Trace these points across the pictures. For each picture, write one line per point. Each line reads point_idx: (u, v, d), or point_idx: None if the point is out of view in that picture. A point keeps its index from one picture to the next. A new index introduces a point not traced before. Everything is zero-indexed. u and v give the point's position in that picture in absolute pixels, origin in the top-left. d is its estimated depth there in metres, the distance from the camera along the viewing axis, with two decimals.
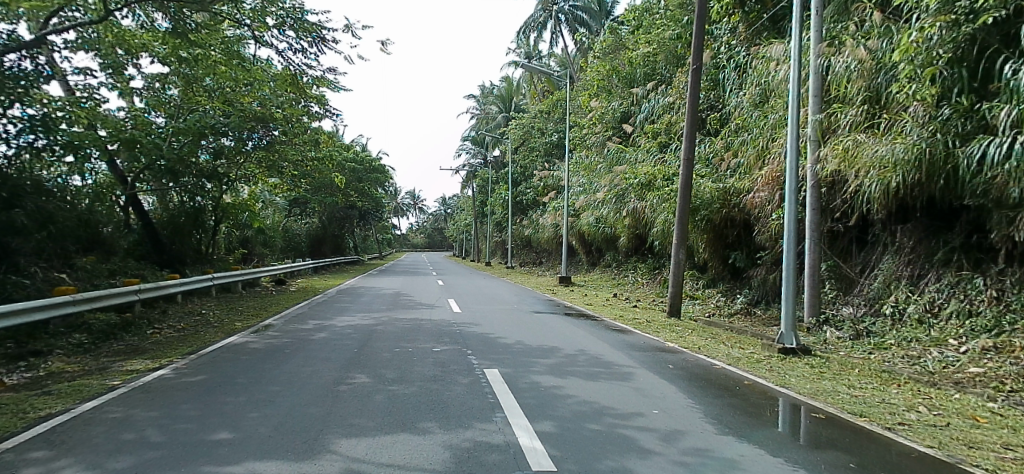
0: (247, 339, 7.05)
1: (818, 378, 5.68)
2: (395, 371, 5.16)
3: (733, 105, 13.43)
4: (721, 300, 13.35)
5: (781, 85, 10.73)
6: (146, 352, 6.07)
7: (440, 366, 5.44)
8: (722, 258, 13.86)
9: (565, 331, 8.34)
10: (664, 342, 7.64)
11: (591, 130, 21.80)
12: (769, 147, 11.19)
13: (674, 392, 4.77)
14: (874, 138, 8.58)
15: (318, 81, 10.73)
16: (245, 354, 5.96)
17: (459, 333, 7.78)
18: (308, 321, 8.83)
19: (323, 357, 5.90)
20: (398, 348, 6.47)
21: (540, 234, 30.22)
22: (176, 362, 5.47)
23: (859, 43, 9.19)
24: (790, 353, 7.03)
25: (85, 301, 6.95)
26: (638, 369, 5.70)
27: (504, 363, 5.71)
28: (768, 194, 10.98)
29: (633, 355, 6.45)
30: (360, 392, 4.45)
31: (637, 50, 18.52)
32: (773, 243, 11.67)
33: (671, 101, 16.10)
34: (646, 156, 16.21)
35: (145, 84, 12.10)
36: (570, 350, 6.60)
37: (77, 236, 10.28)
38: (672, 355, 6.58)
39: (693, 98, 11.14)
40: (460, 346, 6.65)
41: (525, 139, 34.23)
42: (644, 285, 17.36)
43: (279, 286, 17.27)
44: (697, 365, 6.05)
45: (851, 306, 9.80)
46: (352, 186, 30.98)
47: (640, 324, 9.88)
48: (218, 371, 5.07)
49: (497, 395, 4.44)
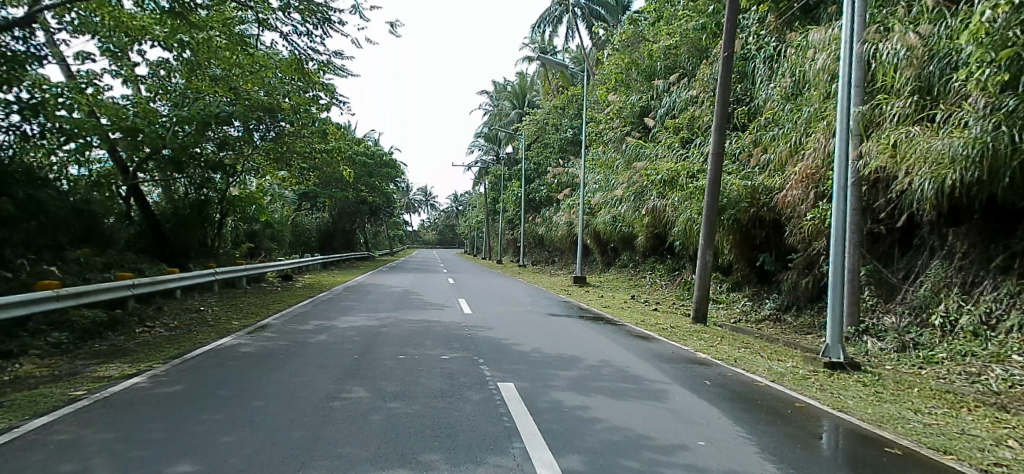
0: (241, 341, 6.49)
1: (878, 401, 4.98)
2: (398, 385, 4.56)
3: (763, 98, 12.64)
4: (748, 305, 12.64)
5: (819, 75, 9.96)
6: (127, 355, 5.53)
7: (448, 378, 4.84)
8: (748, 260, 13.16)
9: (584, 337, 7.69)
10: (694, 352, 6.97)
11: (608, 125, 21.03)
12: (804, 143, 10.44)
13: (718, 417, 4.12)
14: (928, 132, 7.78)
15: (324, 67, 10.17)
16: (233, 360, 5.41)
17: (470, 337, 7.18)
18: (310, 321, 8.29)
19: (319, 364, 5.33)
20: (402, 355, 5.87)
21: (554, 233, 29.55)
22: (157, 367, 4.92)
23: (908, 29, 8.41)
24: (838, 368, 6.34)
25: (69, 297, 6.43)
26: (671, 385, 5.04)
27: (520, 375, 5.09)
28: (801, 192, 10.30)
29: (663, 368, 5.79)
30: (355, 411, 3.86)
31: (658, 43, 17.82)
32: (805, 245, 10.91)
33: (695, 95, 15.31)
34: (667, 151, 15.43)
35: (150, 72, 11.66)
36: (592, 360, 5.95)
37: (69, 227, 9.89)
38: (706, 369, 5.92)
39: (722, 89, 10.38)
40: (470, 353, 6.04)
41: (539, 136, 33.56)
42: (663, 288, 16.61)
43: (286, 283, 16.79)
44: (736, 381, 5.37)
45: (894, 315, 9.03)
46: (363, 181, 30.49)
47: (664, 330, 9.21)
48: (198, 381, 4.50)
49: (515, 418, 3.83)
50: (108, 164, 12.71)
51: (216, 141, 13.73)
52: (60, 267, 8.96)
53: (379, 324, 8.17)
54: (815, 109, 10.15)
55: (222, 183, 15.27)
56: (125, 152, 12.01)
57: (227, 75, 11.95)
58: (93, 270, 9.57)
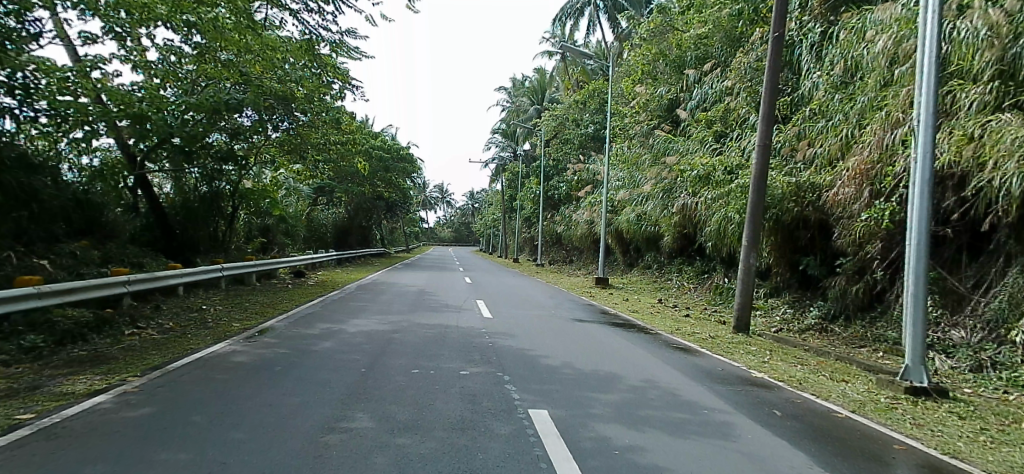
0: (236, 348, 5.79)
1: (993, 442, 4.09)
2: (410, 411, 3.81)
3: (808, 88, 11.71)
4: (788, 313, 11.69)
5: (877, 60, 9.04)
6: (105, 364, 4.86)
7: (470, 402, 4.08)
8: (790, 264, 12.19)
9: (619, 349, 6.88)
10: (747, 370, 6.12)
11: (633, 119, 20.00)
12: (858, 136, 9.52)
13: (808, 467, 3.28)
14: (1017, 121, 6.77)
15: (335, 48, 9.46)
16: (223, 372, 4.72)
17: (492, 347, 6.42)
18: (316, 324, 7.59)
19: (320, 380, 4.60)
20: (416, 369, 5.12)
21: (573, 232, 28.73)
22: (130, 382, 4.23)
23: (989, 5, 7.43)
24: (922, 394, 5.45)
25: (53, 294, 5.80)
26: (735, 417, 4.21)
27: (554, 399, 4.31)
28: (854, 191, 9.36)
29: (718, 392, 4.94)
30: (357, 449, 3.12)
31: (688, 32, 16.94)
32: (856, 248, 9.94)
33: (729, 86, 14.31)
34: (699, 146, 14.49)
35: (161, 56, 11.00)
36: (634, 379, 5.15)
37: (66, 217, 9.44)
38: (770, 394, 5.07)
39: (771, 74, 9.42)
40: (494, 368, 5.27)
41: (558, 132, 32.69)
42: (692, 291, 15.73)
43: (297, 280, 16.21)
44: (811, 414, 4.52)
45: (963, 329, 8.03)
46: (379, 176, 29.90)
47: (704, 341, 8.35)
48: (174, 402, 3.78)
49: (555, 464, 3.03)
50: (116, 152, 12.12)
51: (225, 131, 13.14)
52: (53, 259, 8.38)
53: (392, 329, 7.46)
54: (872, 98, 9.24)
55: (235, 175, 14.74)
56: (132, 141, 11.45)
57: (238, 60, 11.35)
58: (88, 264, 8.98)
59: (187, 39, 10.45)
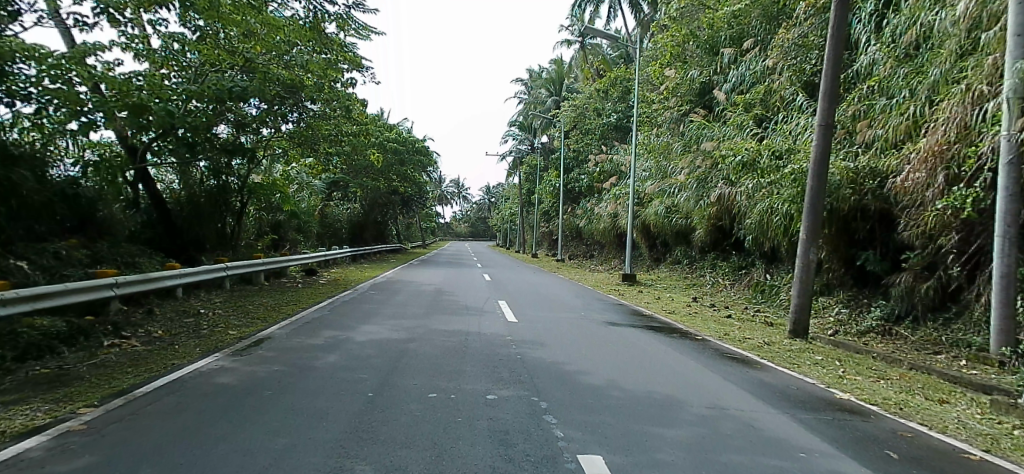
0: (224, 365, 4.95)
1: None
2: (426, 461, 2.91)
3: (864, 63, 10.59)
4: (844, 313, 10.59)
5: (955, 26, 7.90)
6: (61, 387, 4.06)
7: (502, 446, 3.16)
8: (844, 259, 11.11)
9: (669, 360, 5.94)
10: (825, 389, 5.14)
11: (662, 105, 18.93)
12: (929, 114, 8.38)
13: None
14: None
15: (342, 23, 8.52)
16: (197, 400, 3.86)
17: (522, 361, 5.52)
18: (322, 333, 6.76)
19: (314, 411, 3.71)
20: (433, 394, 4.22)
21: (595, 226, 27.65)
22: (80, 416, 3.40)
23: None
24: None
25: (21, 303, 5.04)
26: (842, 462, 3.25)
27: (606, 438, 3.37)
28: (926, 176, 8.18)
29: (805, 422, 3.98)
30: None
31: (722, 9, 15.78)
32: (927, 240, 8.82)
33: (769, 66, 13.21)
34: (738, 131, 13.43)
35: (162, 44, 10.32)
36: (698, 406, 4.20)
37: (50, 214, 8.75)
38: (870, 424, 4.06)
39: (834, 43, 8.29)
40: (529, 391, 4.36)
41: (578, 122, 31.50)
42: (728, 289, 14.67)
43: (309, 279, 15.46)
44: (934, 457, 3.51)
45: None
46: (395, 170, 28.74)
47: (760, 348, 7.35)
48: (120, 449, 2.93)
49: None
50: (116, 145, 11.58)
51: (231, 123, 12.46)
52: (35, 260, 7.68)
53: (408, 338, 6.62)
54: (948, 69, 8.08)
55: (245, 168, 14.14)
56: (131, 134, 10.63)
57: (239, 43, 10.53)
58: (76, 265, 8.27)
59: (186, 22, 9.75)
